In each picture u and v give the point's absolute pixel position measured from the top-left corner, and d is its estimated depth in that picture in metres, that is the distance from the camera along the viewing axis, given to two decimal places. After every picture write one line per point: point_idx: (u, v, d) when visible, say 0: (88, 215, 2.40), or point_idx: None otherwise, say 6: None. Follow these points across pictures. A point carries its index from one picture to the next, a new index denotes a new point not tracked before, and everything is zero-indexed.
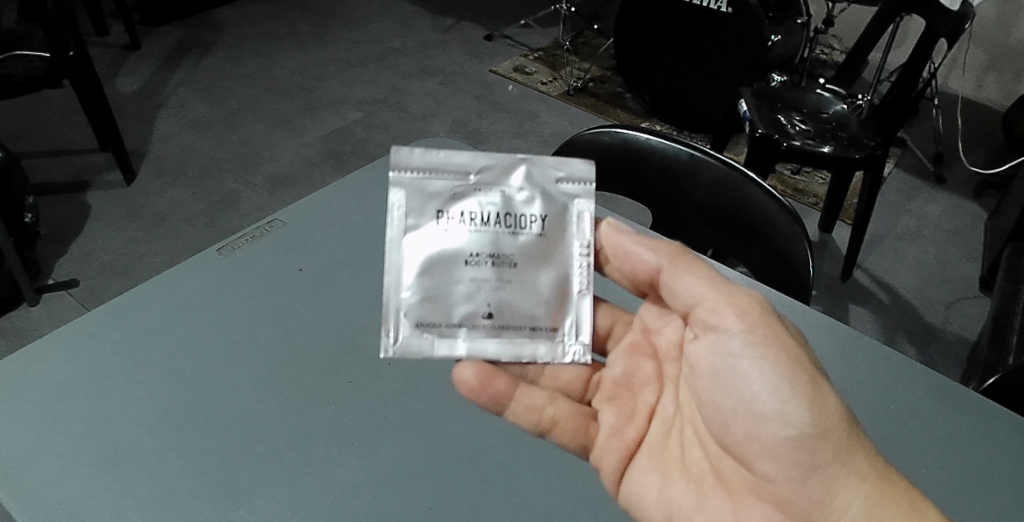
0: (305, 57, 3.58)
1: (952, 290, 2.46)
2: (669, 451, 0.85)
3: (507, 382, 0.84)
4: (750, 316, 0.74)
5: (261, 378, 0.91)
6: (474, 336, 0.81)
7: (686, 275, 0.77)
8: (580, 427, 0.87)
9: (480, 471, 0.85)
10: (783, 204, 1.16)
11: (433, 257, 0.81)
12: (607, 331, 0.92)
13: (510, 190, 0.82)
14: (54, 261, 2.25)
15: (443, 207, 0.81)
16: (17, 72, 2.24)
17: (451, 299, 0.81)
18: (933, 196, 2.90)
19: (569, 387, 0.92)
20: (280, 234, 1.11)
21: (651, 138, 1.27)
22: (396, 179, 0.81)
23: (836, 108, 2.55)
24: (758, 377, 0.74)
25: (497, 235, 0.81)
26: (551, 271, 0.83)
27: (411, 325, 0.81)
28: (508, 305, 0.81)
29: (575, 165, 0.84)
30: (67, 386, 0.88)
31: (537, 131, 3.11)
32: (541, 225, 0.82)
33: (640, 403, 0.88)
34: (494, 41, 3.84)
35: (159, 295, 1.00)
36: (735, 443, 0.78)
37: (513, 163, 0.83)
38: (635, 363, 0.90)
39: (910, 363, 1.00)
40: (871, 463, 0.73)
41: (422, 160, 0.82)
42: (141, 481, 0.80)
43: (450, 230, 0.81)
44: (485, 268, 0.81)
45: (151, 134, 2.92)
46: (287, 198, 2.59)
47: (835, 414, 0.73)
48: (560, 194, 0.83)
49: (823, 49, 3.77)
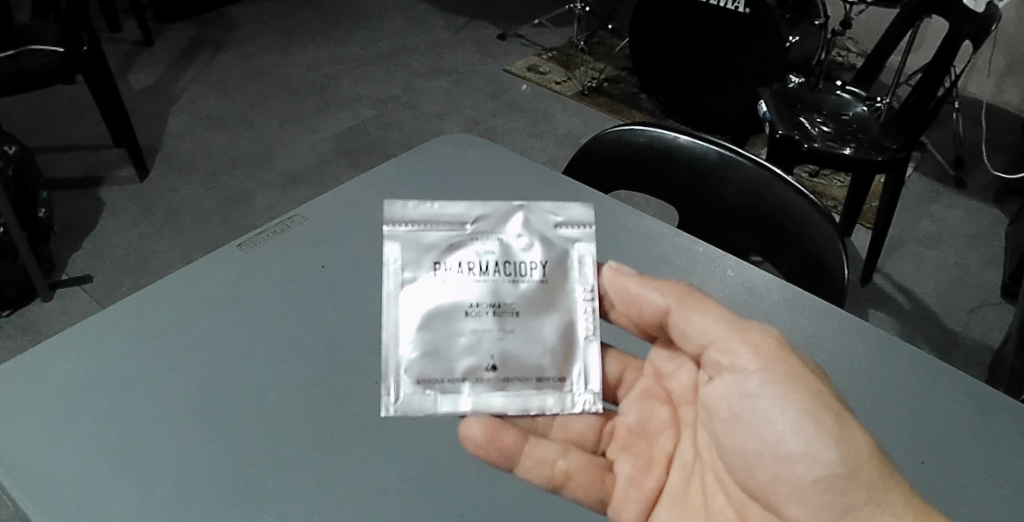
0: (319, 55, 3.56)
1: (973, 296, 2.41)
2: (692, 499, 0.80)
3: (515, 435, 0.79)
4: (767, 352, 0.70)
5: (284, 378, 0.89)
6: (478, 390, 0.79)
7: (695, 314, 0.74)
8: (596, 480, 0.81)
9: (505, 487, 0.81)
10: (816, 203, 1.13)
11: (433, 310, 0.79)
12: (617, 379, 0.87)
13: (507, 238, 0.82)
14: (68, 256, 2.24)
15: (440, 258, 0.80)
16: (31, 67, 2.22)
17: (452, 354, 0.78)
18: (953, 201, 2.86)
19: (581, 438, 0.87)
20: (302, 230, 1.09)
21: (679, 135, 1.25)
22: (392, 233, 0.81)
23: (857, 110, 2.50)
24: (780, 417, 0.69)
25: (498, 283, 0.80)
26: (555, 319, 0.81)
27: (413, 381, 0.78)
28: (513, 356, 0.79)
29: (571, 211, 0.85)
30: (85, 384, 0.86)
31: (551, 130, 3.08)
32: (542, 271, 0.81)
33: (657, 451, 0.84)
34: (508, 40, 3.82)
35: (179, 293, 0.98)
36: (759, 488, 0.73)
37: (508, 212, 0.83)
38: (649, 408, 0.86)
39: (947, 369, 0.96)
40: (907, 502, 0.67)
41: (416, 213, 0.82)
42: (160, 483, 0.77)
43: (449, 282, 0.79)
44: (486, 319, 0.79)
45: (164, 130, 2.90)
46: (300, 195, 2.56)
47: (866, 451, 0.67)
48: (558, 239, 0.83)
49: (840, 51, 3.73)
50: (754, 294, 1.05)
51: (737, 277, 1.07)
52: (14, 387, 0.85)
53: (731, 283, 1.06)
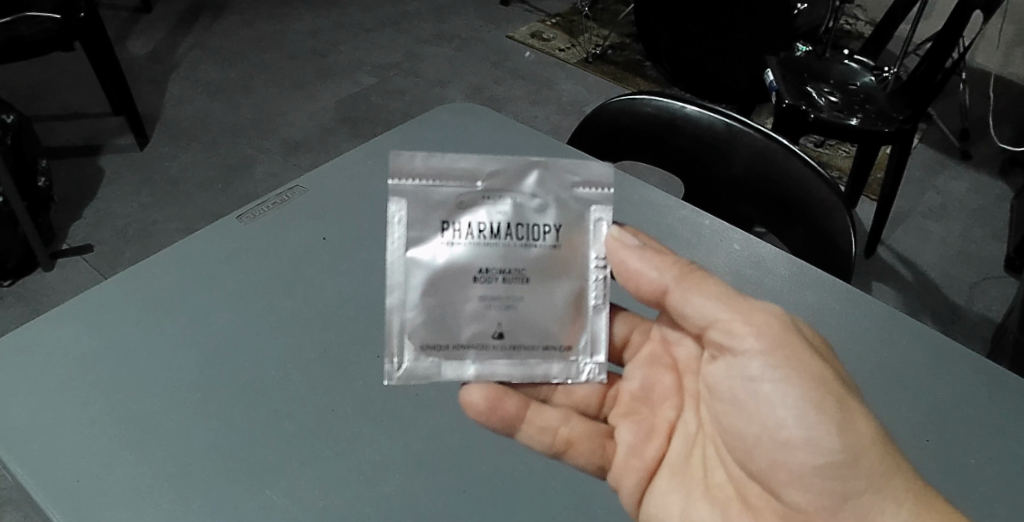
0: (319, 20, 3.50)
1: (977, 269, 2.41)
2: (692, 470, 0.80)
3: (518, 402, 0.78)
4: (770, 335, 0.70)
5: (286, 351, 0.88)
6: (482, 358, 0.75)
7: (695, 296, 0.72)
8: (596, 447, 0.81)
9: (509, 457, 0.82)
10: (824, 177, 1.12)
11: (438, 273, 0.74)
12: (624, 341, 0.85)
13: (522, 198, 0.74)
14: (69, 225, 2.23)
15: (449, 218, 0.74)
16: (27, 34, 2.18)
17: (457, 321, 0.74)
18: (958, 173, 2.83)
19: (585, 403, 0.86)
20: (303, 201, 1.08)
21: (686, 106, 1.23)
22: (397, 187, 0.74)
23: (864, 80, 2.45)
24: (781, 402, 0.70)
25: (508, 247, 0.74)
26: (565, 285, 0.75)
27: (415, 347, 0.75)
28: (520, 324, 0.75)
29: (593, 168, 0.76)
30: (84, 359, 0.85)
31: (555, 99, 3.04)
32: (555, 236, 0.75)
33: (660, 419, 0.83)
34: (511, 7, 3.75)
35: (177, 266, 0.97)
36: (759, 471, 0.74)
37: (524, 167, 0.75)
38: (654, 375, 0.84)
39: (950, 349, 0.95)
40: (911, 487, 0.69)
41: (423, 165, 0.74)
42: (162, 458, 0.77)
43: (455, 245, 0.74)
44: (494, 285, 0.74)
45: (164, 98, 2.87)
46: (302, 164, 2.54)
47: (868, 438, 0.69)
48: (575, 200, 0.76)
49: (848, 19, 3.66)
50: (759, 269, 1.04)
51: (744, 251, 1.06)
52: (14, 362, 0.85)
53: (736, 257, 1.05)
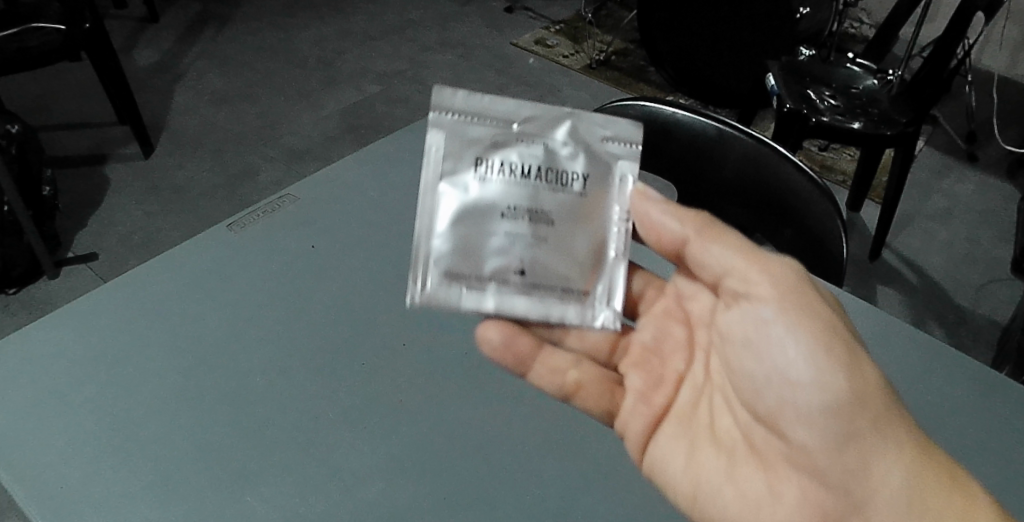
0: (324, 29, 3.52)
1: (982, 272, 2.38)
2: (697, 420, 0.79)
3: (532, 342, 0.80)
4: (786, 282, 0.68)
5: (272, 359, 0.88)
6: (502, 293, 0.74)
7: (711, 243, 0.70)
8: (604, 392, 0.83)
9: (494, 463, 0.82)
10: (817, 182, 1.13)
11: (465, 205, 0.74)
12: (639, 295, 0.85)
13: (554, 143, 0.74)
14: (74, 233, 2.25)
15: (483, 154, 0.74)
16: (33, 44, 2.21)
17: (481, 255, 0.74)
18: (964, 175, 2.81)
19: (596, 350, 0.86)
20: (293, 209, 1.08)
21: (678, 111, 1.22)
22: (436, 119, 0.74)
23: (866, 83, 2.44)
24: (791, 345, 0.68)
25: (536, 187, 0.73)
26: (590, 232, 0.75)
27: (435, 275, 0.74)
28: (541, 262, 0.74)
29: (623, 125, 0.76)
30: (75, 367, 0.86)
31: (558, 105, 3.05)
32: (583, 183, 0.74)
33: (669, 370, 0.82)
34: (515, 14, 3.77)
35: (170, 275, 0.97)
36: (766, 414, 0.72)
37: (559, 116, 0.75)
38: (665, 327, 0.83)
39: (936, 361, 0.95)
40: (914, 437, 0.68)
41: (463, 102, 0.74)
42: (148, 465, 0.78)
43: (485, 179, 0.73)
44: (519, 221, 0.74)
45: (170, 107, 2.90)
46: (306, 172, 2.56)
47: (876, 386, 0.67)
48: (604, 153, 0.75)
49: (852, 23, 3.65)
50: None
51: None
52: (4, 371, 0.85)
53: None
